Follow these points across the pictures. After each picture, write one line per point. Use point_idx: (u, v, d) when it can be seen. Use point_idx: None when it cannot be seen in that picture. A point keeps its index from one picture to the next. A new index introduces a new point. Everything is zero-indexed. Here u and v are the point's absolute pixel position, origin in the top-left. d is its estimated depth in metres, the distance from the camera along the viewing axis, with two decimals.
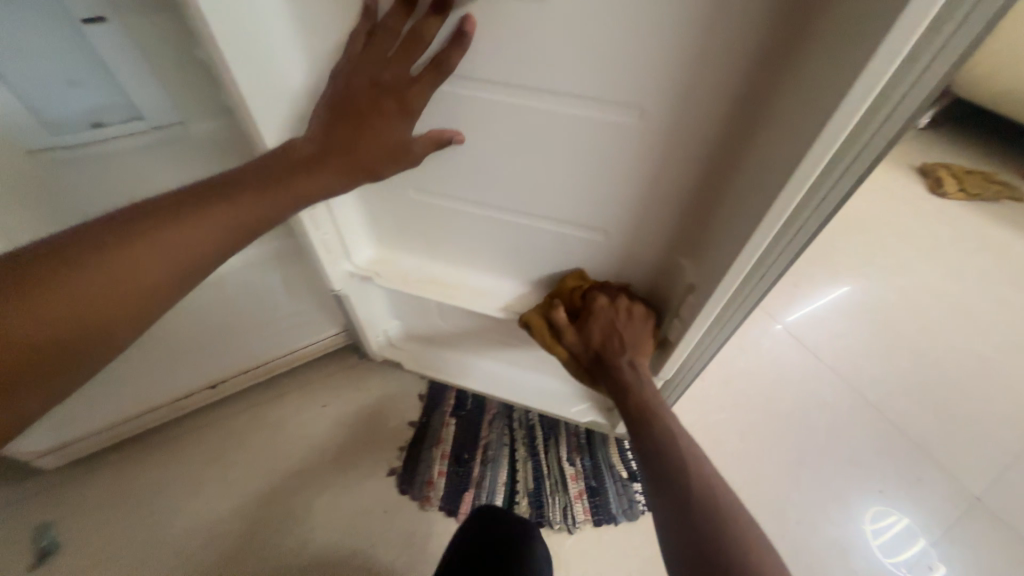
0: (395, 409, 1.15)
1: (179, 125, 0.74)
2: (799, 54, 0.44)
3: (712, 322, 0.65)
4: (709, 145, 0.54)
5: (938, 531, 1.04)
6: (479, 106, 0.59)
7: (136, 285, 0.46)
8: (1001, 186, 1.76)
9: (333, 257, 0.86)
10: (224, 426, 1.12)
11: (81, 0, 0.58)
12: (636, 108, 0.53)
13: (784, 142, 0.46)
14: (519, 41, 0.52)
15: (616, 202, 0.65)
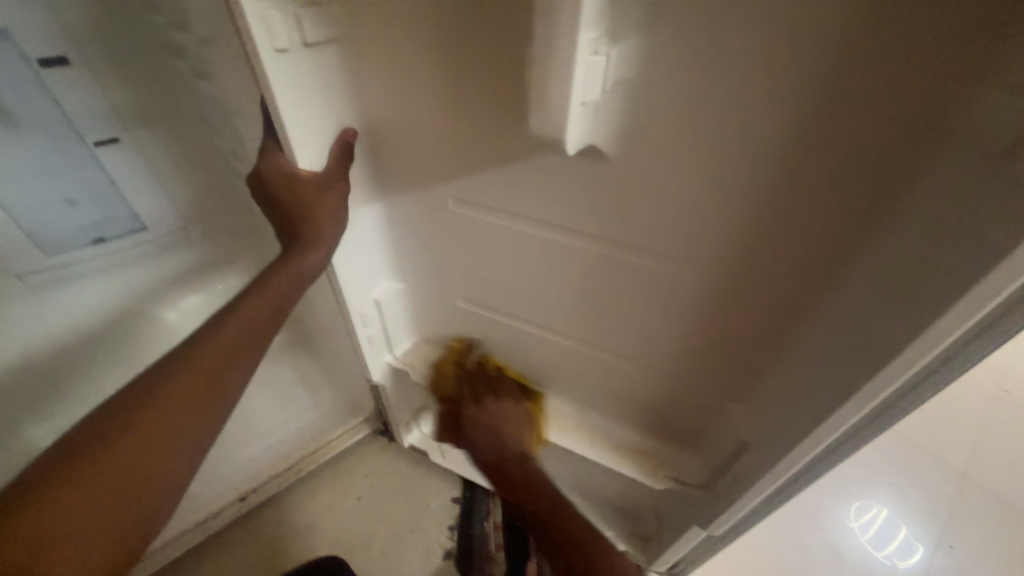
0: (436, 487, 1.12)
1: (177, 231, 0.86)
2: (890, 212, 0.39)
3: (775, 487, 0.57)
4: (767, 314, 0.51)
5: (941, 511, 1.17)
6: (520, 234, 0.62)
7: (183, 404, 0.53)
8: None
9: (377, 351, 0.88)
10: (253, 537, 1.04)
11: (99, 127, 0.70)
12: (673, 250, 0.52)
13: (856, 292, 0.42)
14: (558, 186, 0.54)
15: (657, 333, 0.62)
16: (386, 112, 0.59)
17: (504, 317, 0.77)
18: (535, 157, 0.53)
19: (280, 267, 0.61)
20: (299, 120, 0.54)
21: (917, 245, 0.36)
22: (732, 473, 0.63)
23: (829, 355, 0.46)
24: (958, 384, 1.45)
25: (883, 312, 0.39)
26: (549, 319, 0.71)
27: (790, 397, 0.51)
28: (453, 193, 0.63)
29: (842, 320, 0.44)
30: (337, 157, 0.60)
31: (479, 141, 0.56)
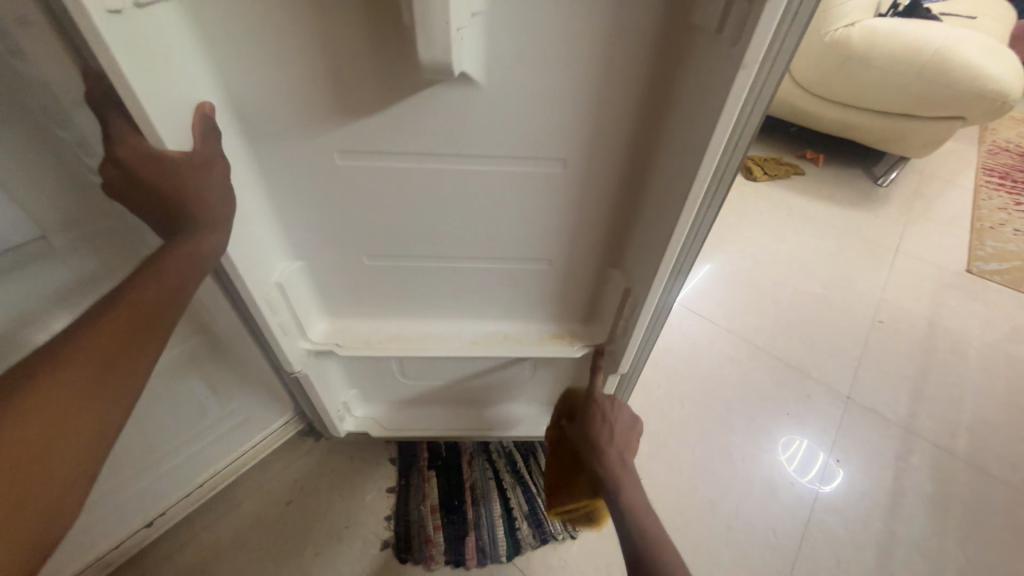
0: (369, 480, 1.10)
1: (42, 241, 0.63)
2: (689, 71, 0.55)
3: (652, 318, 0.75)
4: (622, 179, 0.68)
5: (834, 432, 1.33)
6: (423, 176, 0.64)
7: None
8: (789, 166, 2.34)
9: (290, 338, 0.79)
10: (168, 567, 0.96)
11: None
12: (561, 158, 0.64)
13: (684, 144, 0.59)
14: (453, 119, 0.58)
15: (557, 233, 0.74)
16: (250, 86, 0.54)
17: (419, 265, 0.77)
18: (432, 91, 0.55)
19: (175, 246, 0.51)
20: (148, 87, 0.46)
21: (716, 97, 0.52)
22: (625, 317, 0.79)
23: (675, 195, 0.62)
24: (841, 320, 1.64)
25: (694, 146, 0.57)
26: (465, 250, 0.75)
27: (650, 235, 0.69)
28: (338, 147, 0.60)
29: (674, 166, 0.62)
30: (198, 136, 0.52)
31: (361, 98, 0.56)
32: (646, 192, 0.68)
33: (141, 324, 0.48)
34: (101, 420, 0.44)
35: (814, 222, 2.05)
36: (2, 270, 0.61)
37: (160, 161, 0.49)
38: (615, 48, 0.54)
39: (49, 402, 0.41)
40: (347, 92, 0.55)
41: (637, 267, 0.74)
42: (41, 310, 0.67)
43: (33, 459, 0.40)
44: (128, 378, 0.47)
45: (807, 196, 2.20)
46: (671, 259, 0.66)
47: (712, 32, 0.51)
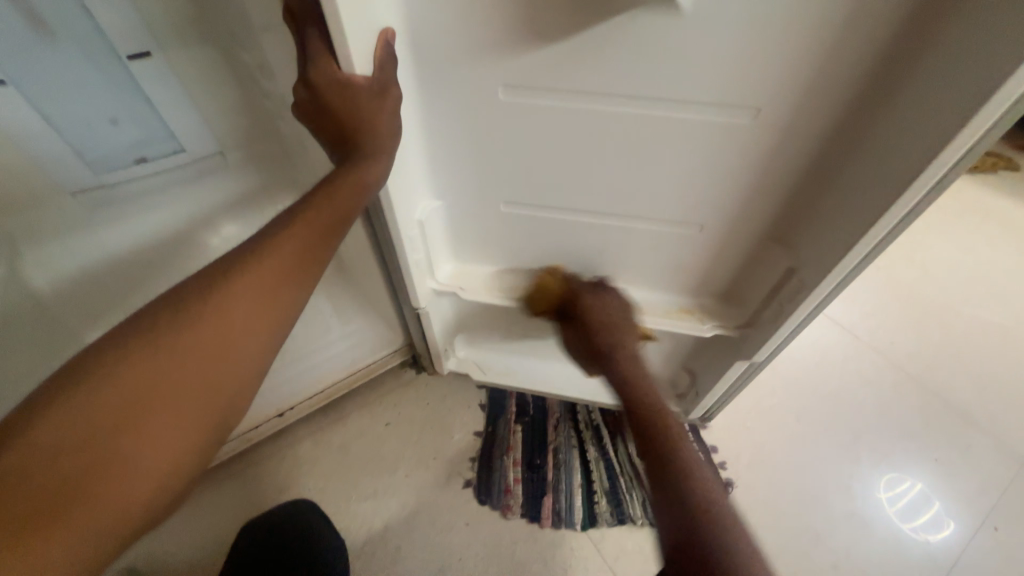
0: (458, 421, 1.15)
1: (218, 156, 0.70)
2: (975, 3, 0.41)
3: (812, 307, 0.65)
4: (821, 141, 0.55)
5: (995, 493, 1.09)
6: (580, 116, 0.58)
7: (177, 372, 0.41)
8: (996, 158, 1.84)
9: (420, 275, 0.81)
10: (288, 454, 1.10)
11: (128, 34, 0.54)
12: (754, 108, 0.53)
13: (931, 102, 0.46)
14: (635, 51, 0.50)
15: (719, 197, 0.64)
16: (425, 7, 0.51)
17: (554, 214, 0.73)
18: (621, 18, 0.48)
19: (343, 173, 0.52)
20: (349, 6, 0.45)
21: (1018, 33, 0.38)
22: (780, 299, 0.69)
23: (896, 167, 0.50)
24: None
25: (954, 102, 0.44)
26: (608, 205, 0.69)
27: (841, 210, 0.57)
28: (505, 79, 0.56)
29: (905, 125, 0.49)
30: (380, 62, 0.51)
31: (537, 25, 0.50)
32: (849, 160, 0.55)
33: (306, 248, 0.50)
34: (262, 344, 0.47)
35: (1019, 234, 1.62)
36: (186, 176, 0.69)
37: (338, 80, 0.49)
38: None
39: (242, 295, 0.45)
40: (523, 18, 0.50)
41: (812, 248, 0.62)
42: (214, 213, 0.76)
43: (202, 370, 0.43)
44: (304, 285, 0.50)
45: (1017, 199, 1.73)
46: (866, 243, 0.55)
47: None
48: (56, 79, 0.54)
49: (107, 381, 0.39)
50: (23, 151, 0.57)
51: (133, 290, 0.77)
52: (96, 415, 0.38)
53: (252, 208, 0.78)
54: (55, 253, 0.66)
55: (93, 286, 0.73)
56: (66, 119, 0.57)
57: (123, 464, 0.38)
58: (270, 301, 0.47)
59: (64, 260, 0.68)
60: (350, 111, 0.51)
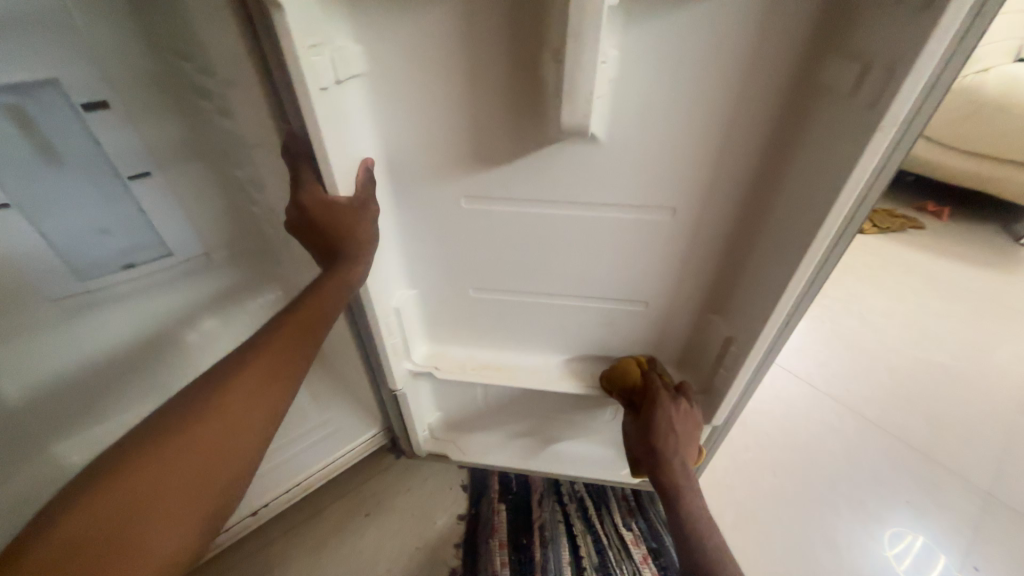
0: (441, 504, 1.13)
1: (202, 257, 0.77)
2: (810, 130, 0.56)
3: (756, 367, 0.74)
4: (730, 231, 0.68)
5: (969, 531, 1.13)
6: (532, 218, 0.70)
7: (169, 476, 0.46)
8: (903, 219, 2.13)
9: (398, 358, 0.87)
10: (260, 558, 1.03)
11: (131, 160, 0.64)
12: (670, 208, 0.66)
13: (800, 198, 0.58)
14: (569, 169, 0.64)
15: (658, 275, 0.75)
16: (400, 141, 0.64)
17: (519, 297, 0.82)
18: (556, 146, 0.62)
19: (329, 276, 0.61)
20: (336, 144, 0.56)
21: (845, 153, 0.51)
22: (725, 366, 0.77)
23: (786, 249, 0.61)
24: (975, 398, 1.42)
25: (812, 202, 0.56)
26: (563, 287, 0.79)
27: (758, 285, 0.68)
28: (465, 191, 0.68)
29: (786, 218, 0.61)
30: (361, 183, 0.61)
31: (491, 149, 0.63)
32: (755, 241, 0.68)
33: (293, 347, 0.57)
34: (254, 437, 0.52)
35: (936, 283, 1.82)
36: (171, 277, 0.76)
37: (322, 198, 0.59)
38: (732, 109, 0.56)
39: (235, 395, 0.51)
40: (479, 146, 0.63)
41: (742, 316, 0.72)
42: (194, 311, 0.82)
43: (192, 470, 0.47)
44: (291, 376, 0.56)
45: (928, 253, 1.97)
46: (779, 314, 0.64)
47: (842, 93, 0.51)
48: (56, 197, 0.62)
49: (104, 491, 0.43)
50: (14, 264, 0.63)
51: (104, 391, 0.79)
52: (91, 522, 0.41)
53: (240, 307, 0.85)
54: (31, 359, 0.70)
55: (62, 392, 0.74)
56: (59, 230, 0.64)
57: (114, 571, 0.41)
58: (261, 395, 0.53)
59: (38, 365, 0.71)
60: (332, 224, 0.60)
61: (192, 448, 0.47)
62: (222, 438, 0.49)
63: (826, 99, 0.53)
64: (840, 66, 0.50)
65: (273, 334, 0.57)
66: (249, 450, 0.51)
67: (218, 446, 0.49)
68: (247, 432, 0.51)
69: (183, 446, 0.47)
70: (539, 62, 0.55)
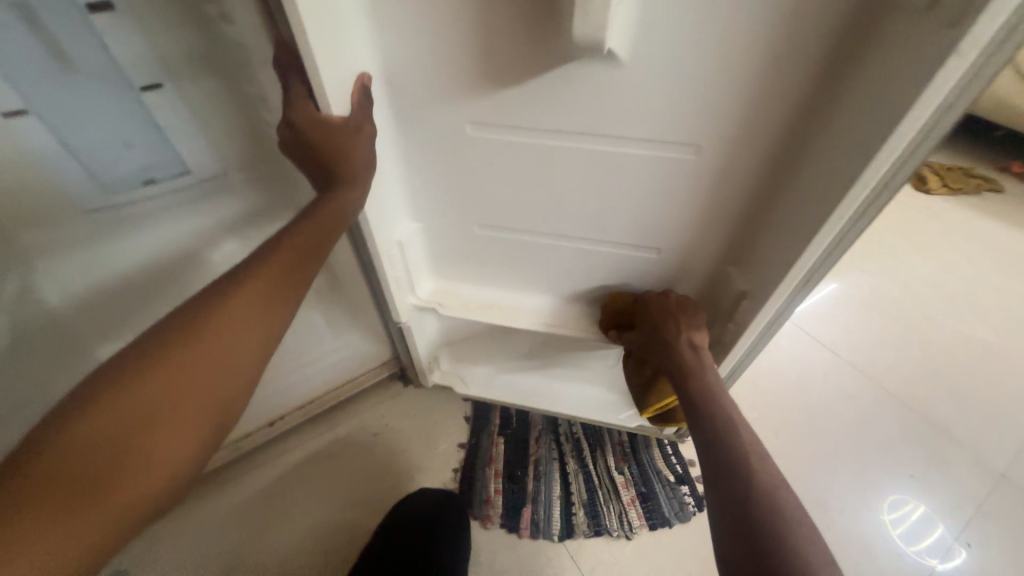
0: (444, 432, 1.19)
1: (221, 176, 0.77)
2: (870, 57, 0.47)
3: (767, 325, 0.71)
4: (760, 176, 0.61)
5: (971, 510, 1.10)
6: (541, 151, 0.65)
7: (174, 392, 0.46)
8: (981, 180, 1.89)
9: (402, 292, 0.87)
10: (277, 461, 1.14)
11: (143, 70, 0.61)
12: (693, 146, 0.59)
13: (844, 141, 0.51)
14: (584, 94, 0.57)
15: (674, 222, 0.70)
16: (399, 54, 0.58)
17: (525, 237, 0.79)
18: (569, 67, 0.54)
19: (325, 202, 0.58)
20: (326, 58, 0.51)
21: (908, 88, 0.43)
22: (737, 320, 0.74)
23: (817, 198, 0.55)
24: (1015, 380, 1.33)
25: (859, 146, 0.49)
26: (573, 229, 0.75)
27: (779, 238, 0.63)
28: (471, 117, 0.62)
29: (824, 164, 0.54)
30: (358, 102, 0.58)
31: (498, 67, 0.57)
32: (785, 190, 0.61)
33: (293, 267, 0.57)
34: (257, 351, 0.53)
35: (1003, 254, 1.64)
36: (194, 195, 0.77)
37: (314, 119, 0.55)
38: (779, 26, 0.47)
39: (236, 309, 0.52)
40: (485, 65, 0.57)
41: (760, 271, 0.67)
42: (220, 230, 0.84)
43: (195, 389, 0.48)
44: (292, 295, 0.57)
45: (1002, 220, 1.76)
46: (802, 268, 0.60)
47: (915, 9, 0.41)
48: (73, 107, 0.60)
49: (110, 394, 0.44)
50: (43, 177, 0.64)
51: (144, 300, 0.85)
52: (98, 426, 0.42)
53: (251, 227, 0.86)
54: (75, 268, 0.74)
55: (99, 297, 0.81)
56: (83, 144, 0.63)
57: (123, 471, 0.42)
58: (263, 312, 0.54)
59: (82, 274, 0.76)
60: (326, 147, 0.56)
61: (197, 357, 0.48)
62: (225, 348, 0.50)
63: (893, 16, 0.44)
64: None
65: (271, 256, 0.56)
66: (251, 362, 0.52)
67: (222, 356, 0.50)
68: (250, 345, 0.52)
69: (189, 353, 0.48)
70: None
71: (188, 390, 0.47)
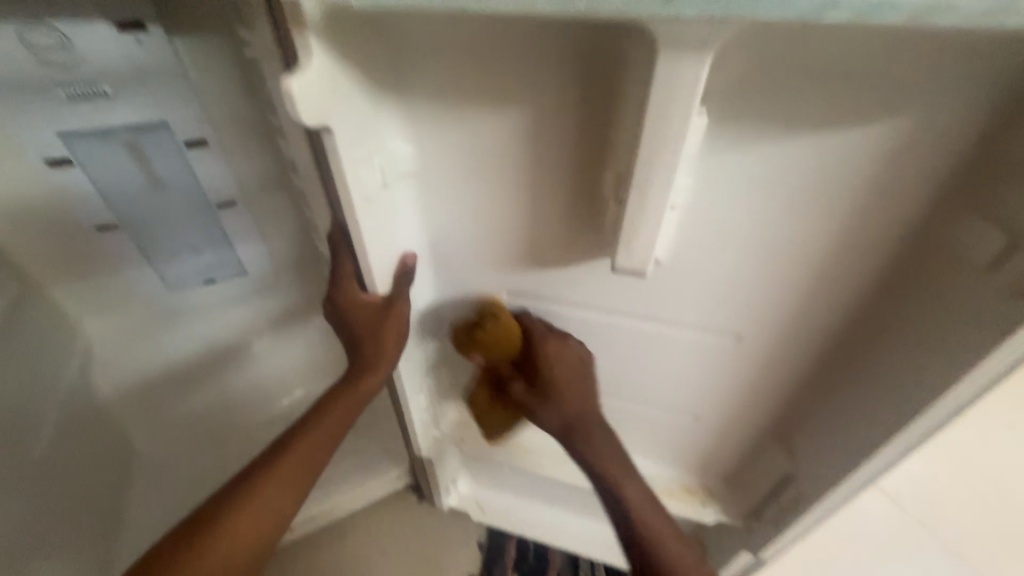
0: (454, 562, 1.11)
1: (272, 275, 1.01)
2: (922, 288, 0.46)
3: (816, 517, 0.64)
4: (806, 367, 0.59)
5: None
6: (575, 320, 0.65)
7: (229, 566, 0.55)
8: None
9: (425, 426, 0.86)
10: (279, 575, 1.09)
11: (220, 192, 0.87)
12: (733, 334, 0.58)
13: (901, 359, 0.49)
14: (621, 281, 0.58)
15: (713, 394, 0.67)
16: (448, 234, 0.62)
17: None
18: (606, 261, 0.56)
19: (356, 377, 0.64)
20: (379, 251, 0.55)
21: (969, 334, 0.42)
22: (782, 504, 0.68)
23: (870, 406, 0.53)
24: None
25: (921, 372, 0.47)
26: (604, 387, 0.74)
27: (831, 434, 0.59)
28: (510, 288, 0.65)
29: (880, 374, 0.52)
30: (398, 283, 0.60)
31: (540, 252, 0.59)
32: (833, 384, 0.58)
33: (330, 432, 0.64)
34: (291, 508, 0.60)
35: None
36: (245, 289, 1.02)
37: (353, 300, 0.59)
38: (823, 251, 0.48)
39: (276, 479, 0.59)
40: (531, 250, 0.60)
41: (809, 462, 0.62)
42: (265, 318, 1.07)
43: (241, 556, 0.56)
44: (322, 456, 0.63)
45: None
46: (859, 475, 0.55)
47: (975, 263, 0.41)
48: (162, 224, 0.87)
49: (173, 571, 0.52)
50: (132, 271, 0.92)
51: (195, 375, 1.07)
52: None
53: None
54: (138, 344, 1.00)
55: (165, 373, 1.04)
56: (163, 249, 0.90)
57: None
58: (297, 476, 0.61)
59: (145, 352, 1.01)
60: (363, 323, 0.60)
61: (242, 528, 0.56)
62: (267, 514, 0.58)
63: (945, 261, 0.44)
64: (978, 231, 0.41)
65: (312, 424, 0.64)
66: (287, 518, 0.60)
67: (264, 521, 0.58)
68: (287, 506, 0.60)
69: (236, 525, 0.56)
70: (598, 183, 0.51)
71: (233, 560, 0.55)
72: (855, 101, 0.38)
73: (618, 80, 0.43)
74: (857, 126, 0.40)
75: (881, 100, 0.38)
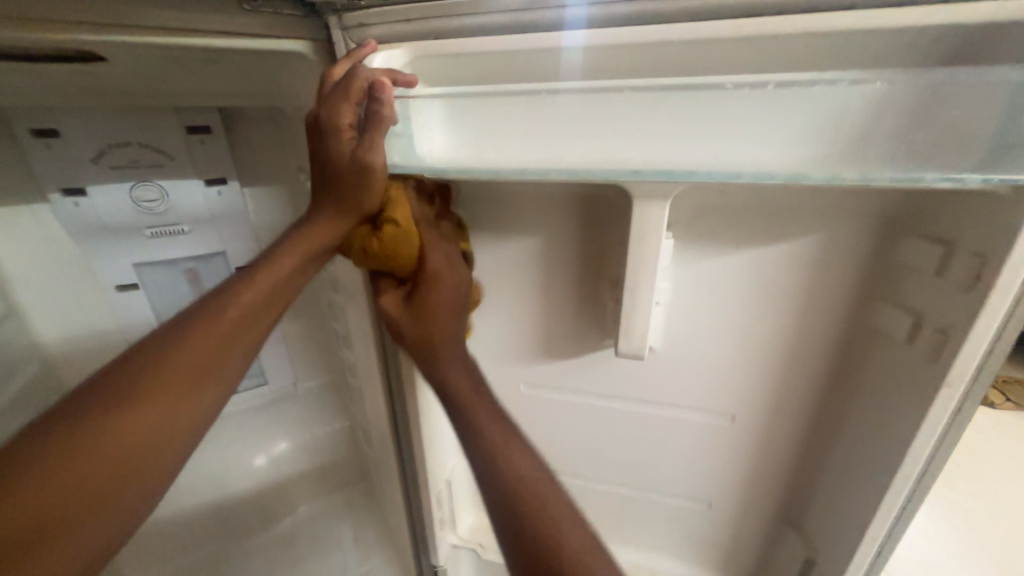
0: None
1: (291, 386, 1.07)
2: (871, 363, 0.56)
3: None
4: (799, 442, 0.66)
5: None
6: (585, 407, 0.73)
7: (76, 495, 0.40)
8: None
9: (442, 530, 0.86)
10: None
11: None
12: (728, 416, 0.66)
13: (872, 428, 0.56)
14: (622, 369, 0.68)
15: (723, 478, 0.72)
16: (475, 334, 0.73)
17: (572, 480, 0.81)
18: (607, 351, 0.67)
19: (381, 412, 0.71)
20: None
21: (911, 400, 0.50)
22: None
23: (860, 477, 0.58)
24: None
25: (887, 439, 0.53)
26: (619, 476, 0.77)
27: (838, 511, 0.62)
28: (526, 379, 0.74)
29: (860, 444, 0.58)
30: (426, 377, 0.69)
31: (552, 346, 0.70)
32: (829, 456, 0.64)
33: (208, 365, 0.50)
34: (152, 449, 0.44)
35: None
36: (262, 402, 1.05)
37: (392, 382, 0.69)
38: (784, 337, 0.59)
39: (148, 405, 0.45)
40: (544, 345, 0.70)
41: (824, 543, 0.64)
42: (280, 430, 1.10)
43: (110, 466, 0.42)
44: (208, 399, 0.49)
45: None
46: (870, 554, 0.57)
47: (899, 340, 0.52)
48: None
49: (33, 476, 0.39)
50: None
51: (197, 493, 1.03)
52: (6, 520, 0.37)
53: None
54: None
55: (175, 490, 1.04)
56: None
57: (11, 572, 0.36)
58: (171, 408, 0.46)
59: None
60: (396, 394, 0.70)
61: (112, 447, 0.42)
62: (141, 440, 0.44)
63: (880, 339, 0.55)
64: (894, 316, 0.52)
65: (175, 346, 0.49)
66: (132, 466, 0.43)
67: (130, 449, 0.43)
68: (150, 444, 0.45)
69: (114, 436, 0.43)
70: (596, 288, 0.64)
71: (86, 478, 0.41)
72: (774, 225, 0.54)
73: (608, 215, 0.60)
74: (783, 243, 0.55)
75: (793, 226, 0.54)
